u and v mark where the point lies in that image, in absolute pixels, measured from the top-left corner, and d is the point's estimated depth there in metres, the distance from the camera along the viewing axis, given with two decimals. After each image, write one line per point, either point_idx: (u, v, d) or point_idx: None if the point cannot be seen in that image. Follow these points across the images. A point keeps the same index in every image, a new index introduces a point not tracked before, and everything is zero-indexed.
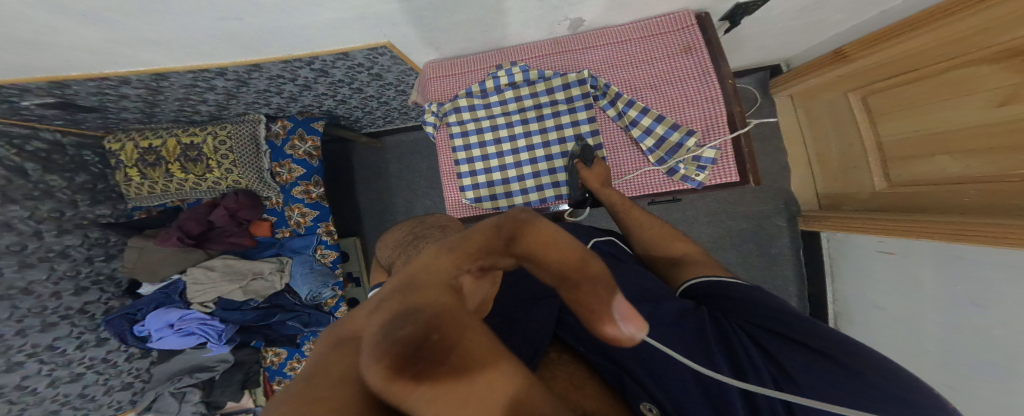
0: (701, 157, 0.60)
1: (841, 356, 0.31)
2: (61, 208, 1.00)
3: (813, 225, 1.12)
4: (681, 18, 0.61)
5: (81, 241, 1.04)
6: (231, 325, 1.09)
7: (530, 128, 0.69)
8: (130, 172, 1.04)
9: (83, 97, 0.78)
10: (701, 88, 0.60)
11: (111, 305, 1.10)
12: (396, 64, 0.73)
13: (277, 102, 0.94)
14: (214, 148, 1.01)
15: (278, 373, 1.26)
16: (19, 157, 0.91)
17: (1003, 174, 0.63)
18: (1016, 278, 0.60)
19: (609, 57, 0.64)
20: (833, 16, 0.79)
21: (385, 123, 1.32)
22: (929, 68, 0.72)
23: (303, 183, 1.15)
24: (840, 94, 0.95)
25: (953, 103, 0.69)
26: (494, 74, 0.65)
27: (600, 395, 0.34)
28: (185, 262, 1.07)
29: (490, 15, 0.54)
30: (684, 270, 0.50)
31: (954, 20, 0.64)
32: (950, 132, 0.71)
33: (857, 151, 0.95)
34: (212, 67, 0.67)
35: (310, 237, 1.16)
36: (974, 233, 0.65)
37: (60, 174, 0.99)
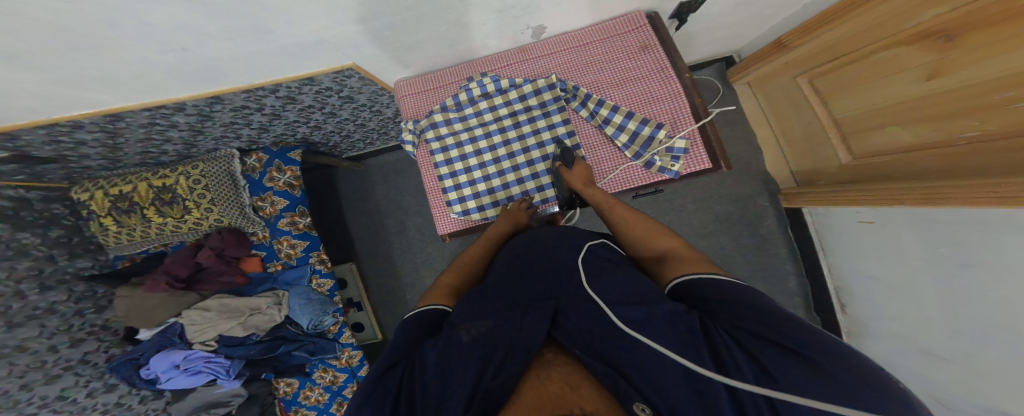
0: (673, 147, 0.60)
1: (832, 366, 0.26)
2: (39, 265, 0.95)
3: (796, 202, 1.13)
4: (634, 19, 0.64)
5: (68, 295, 1.01)
6: (237, 361, 1.07)
7: (508, 136, 0.69)
8: (106, 221, 1.00)
9: (38, 148, 0.77)
10: (663, 84, 0.62)
11: (111, 353, 1.09)
12: (366, 85, 0.73)
13: (247, 133, 0.93)
14: (190, 188, 0.99)
15: (294, 403, 1.24)
16: None
17: (948, 138, 0.66)
18: (994, 235, 0.62)
19: (574, 59, 0.65)
20: (764, 11, 0.83)
21: (365, 146, 1.32)
22: (859, 52, 0.76)
23: (288, 214, 1.14)
24: (790, 79, 0.99)
25: (885, 81, 0.73)
26: (466, 86, 0.65)
27: (594, 395, 0.32)
28: (178, 305, 1.06)
29: (453, 30, 0.54)
30: (672, 267, 0.46)
31: (873, 7, 0.69)
32: (891, 106, 0.74)
33: (817, 129, 0.97)
34: (167, 103, 0.66)
35: (304, 268, 1.15)
36: (942, 197, 0.67)
37: (33, 231, 0.94)
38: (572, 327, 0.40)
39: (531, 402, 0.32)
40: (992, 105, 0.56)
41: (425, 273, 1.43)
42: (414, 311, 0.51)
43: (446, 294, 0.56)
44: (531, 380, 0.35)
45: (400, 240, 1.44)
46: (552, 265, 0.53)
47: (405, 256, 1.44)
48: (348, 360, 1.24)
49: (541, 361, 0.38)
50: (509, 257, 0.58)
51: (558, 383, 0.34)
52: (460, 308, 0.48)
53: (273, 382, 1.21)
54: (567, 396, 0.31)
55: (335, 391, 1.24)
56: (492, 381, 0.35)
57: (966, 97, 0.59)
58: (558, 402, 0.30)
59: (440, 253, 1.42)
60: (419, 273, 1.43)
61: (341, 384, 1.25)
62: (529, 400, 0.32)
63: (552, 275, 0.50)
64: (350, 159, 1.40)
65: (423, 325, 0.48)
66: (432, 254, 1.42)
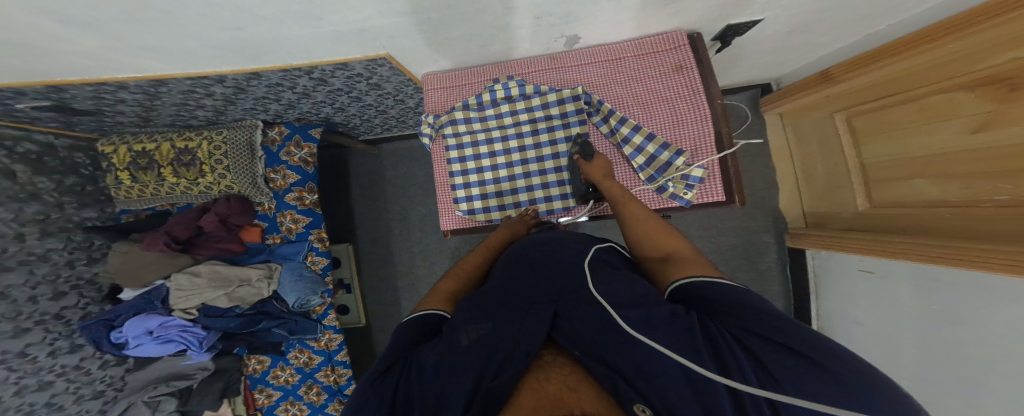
0: (689, 176, 0.61)
1: (823, 361, 0.28)
2: (47, 211, 1.00)
3: (798, 242, 1.17)
4: (674, 38, 0.62)
5: (64, 244, 1.03)
6: (214, 331, 1.09)
7: (525, 142, 0.71)
8: (122, 175, 1.05)
9: (81, 101, 0.78)
10: (693, 107, 0.61)
11: (89, 309, 1.08)
12: (395, 75, 0.74)
13: (274, 109, 0.95)
14: (209, 153, 1.00)
15: (260, 382, 1.25)
16: (10, 158, 0.92)
17: (976, 198, 0.64)
18: (985, 295, 0.63)
19: (605, 74, 0.65)
20: (819, 38, 0.80)
21: (383, 131, 1.32)
22: (910, 92, 0.72)
23: (297, 189, 1.14)
24: (826, 115, 0.98)
25: (931, 127, 0.70)
26: (491, 87, 0.66)
27: (596, 396, 0.33)
28: (170, 267, 1.06)
29: (490, 32, 0.55)
30: (675, 269, 0.48)
31: (936, 46, 0.63)
32: (927, 156, 0.72)
33: (841, 171, 0.97)
34: (210, 74, 0.67)
35: (301, 244, 1.14)
36: (955, 256, 0.66)
37: (49, 176, 1.00)
38: (572, 329, 0.41)
39: (532, 401, 0.32)
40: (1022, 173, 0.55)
41: (420, 263, 1.45)
42: (412, 315, 0.52)
43: (444, 299, 0.56)
44: (530, 381, 0.35)
45: (401, 228, 1.45)
46: (563, 269, 0.52)
47: (403, 244, 1.46)
48: (326, 343, 1.22)
49: (539, 362, 0.38)
50: (508, 260, 0.58)
51: (558, 384, 0.34)
52: (458, 313, 0.48)
53: (243, 359, 1.21)
54: (565, 397, 0.31)
55: (306, 373, 1.23)
56: (491, 381, 0.35)
57: (995, 154, 0.58)
58: (556, 402, 0.30)
59: (437, 246, 1.43)
60: (414, 263, 1.45)
61: (314, 367, 1.23)
62: (529, 402, 0.32)
63: (548, 280, 0.50)
64: (365, 141, 1.41)
65: (421, 327, 0.49)
66: (430, 245, 1.44)
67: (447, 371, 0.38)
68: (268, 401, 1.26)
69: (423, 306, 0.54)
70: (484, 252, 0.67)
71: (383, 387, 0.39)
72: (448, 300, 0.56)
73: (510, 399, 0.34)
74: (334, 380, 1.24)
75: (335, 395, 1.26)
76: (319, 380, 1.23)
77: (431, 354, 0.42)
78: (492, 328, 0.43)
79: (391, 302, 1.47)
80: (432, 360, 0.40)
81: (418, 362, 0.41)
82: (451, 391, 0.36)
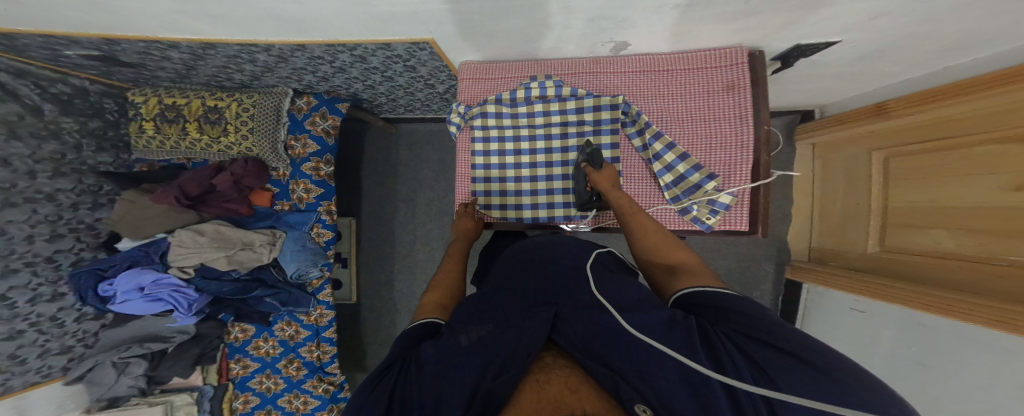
0: (716, 201, 0.64)
1: (820, 362, 0.30)
2: (63, 151, 1.01)
3: (798, 275, 1.19)
4: (732, 54, 0.63)
5: (74, 186, 1.04)
6: (206, 295, 1.09)
7: (552, 144, 0.72)
8: (146, 124, 1.07)
9: (126, 54, 0.81)
10: (737, 129, 0.63)
11: (81, 256, 1.07)
12: (433, 60, 0.76)
13: (308, 80, 0.97)
14: (236, 114, 1.02)
15: (238, 351, 1.23)
16: (40, 97, 0.95)
17: (993, 255, 0.64)
18: (965, 345, 0.65)
19: (650, 85, 0.67)
20: (888, 67, 0.81)
21: (405, 111, 1.34)
22: (962, 138, 0.71)
23: (315, 159, 1.16)
24: (864, 151, 1.00)
25: (972, 179, 0.68)
26: (526, 85, 0.68)
27: (595, 397, 0.34)
28: (175, 222, 1.06)
29: (534, 28, 0.57)
30: (679, 279, 0.50)
31: (999, 92, 0.61)
32: (961, 207, 0.70)
33: (861, 211, 0.99)
34: (262, 43, 0.69)
35: (310, 214, 1.16)
36: (958, 308, 0.65)
37: (75, 118, 1.03)
38: (571, 332, 0.42)
39: (533, 402, 0.33)
40: None
41: (420, 248, 1.45)
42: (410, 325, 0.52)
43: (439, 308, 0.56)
44: (531, 381, 0.37)
45: (407, 210, 1.46)
46: (561, 275, 0.54)
47: (407, 227, 1.46)
48: (317, 318, 1.22)
49: (540, 365, 0.40)
50: (509, 261, 0.62)
51: (558, 385, 0.35)
52: (454, 316, 0.51)
53: (227, 326, 1.20)
54: (565, 398, 0.32)
55: (289, 347, 1.22)
56: (493, 381, 0.36)
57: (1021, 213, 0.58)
58: (556, 404, 0.31)
59: (440, 233, 1.44)
60: (415, 247, 1.46)
61: (298, 341, 1.22)
62: (529, 403, 0.33)
63: (548, 284, 0.52)
64: (385, 119, 1.42)
65: (422, 332, 0.50)
66: (432, 231, 1.45)
67: (447, 371, 0.39)
68: (243, 373, 1.23)
69: (417, 318, 0.54)
70: (454, 262, 0.68)
71: (379, 393, 0.39)
72: (441, 310, 0.56)
73: (511, 400, 0.35)
74: (317, 356, 1.23)
75: (315, 372, 1.23)
76: (302, 355, 1.22)
77: (432, 354, 0.42)
78: (489, 330, 0.45)
79: (385, 284, 1.48)
80: (433, 358, 0.41)
81: (417, 361, 0.42)
82: (450, 391, 0.36)
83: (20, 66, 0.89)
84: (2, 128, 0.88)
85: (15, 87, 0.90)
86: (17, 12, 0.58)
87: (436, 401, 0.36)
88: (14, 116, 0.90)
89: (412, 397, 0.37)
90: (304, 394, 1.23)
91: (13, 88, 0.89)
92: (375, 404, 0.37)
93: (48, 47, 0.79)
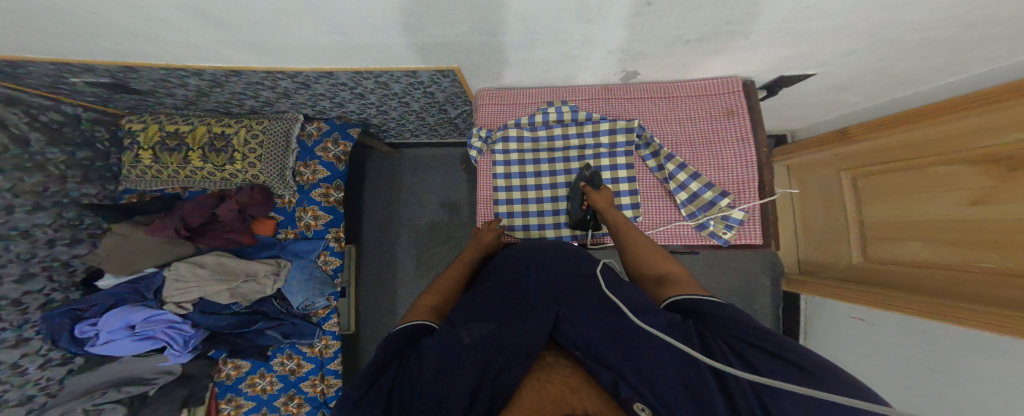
0: (729, 217, 0.67)
1: (813, 370, 0.34)
2: (47, 183, 0.97)
3: (795, 287, 1.22)
4: (730, 84, 0.69)
5: (52, 220, 0.98)
6: (202, 331, 1.04)
7: (570, 166, 0.75)
8: (142, 154, 1.04)
9: (140, 81, 0.84)
10: (739, 151, 0.67)
11: (51, 297, 0.98)
12: (452, 87, 0.79)
13: (324, 105, 0.98)
14: (245, 141, 1.02)
15: (230, 390, 1.14)
16: (29, 126, 0.93)
17: (965, 263, 0.69)
18: (968, 351, 0.67)
19: (658, 110, 0.71)
20: (848, 98, 0.86)
21: (411, 136, 1.36)
22: (916, 161, 0.78)
23: (325, 185, 1.15)
24: (834, 173, 1.03)
25: (932, 195, 0.75)
26: (544, 110, 0.72)
27: (596, 396, 0.37)
28: (169, 255, 1.02)
29: (556, 58, 0.61)
30: (669, 288, 0.53)
31: (946, 120, 0.66)
32: (930, 223, 0.76)
33: (841, 226, 1.02)
34: (289, 70, 0.73)
35: (318, 242, 1.14)
36: (963, 316, 0.65)
37: (62, 148, 1.00)
38: (574, 333, 0.45)
39: (534, 400, 0.35)
40: (1005, 243, 0.61)
41: (424, 272, 1.43)
42: (400, 324, 0.54)
43: (431, 311, 0.57)
44: (531, 382, 0.39)
45: (410, 235, 1.45)
46: (566, 275, 0.55)
47: (410, 252, 1.44)
48: (321, 349, 1.16)
49: (541, 364, 0.43)
50: (506, 265, 0.60)
51: (560, 384, 0.38)
52: (454, 311, 0.52)
53: (218, 364, 1.14)
54: (566, 398, 0.35)
55: (290, 382, 1.15)
56: (497, 378, 0.39)
57: (988, 225, 0.64)
58: (556, 401, 0.34)
59: (444, 256, 1.43)
60: (418, 272, 1.43)
61: (301, 376, 1.16)
62: (531, 400, 0.36)
63: (550, 284, 0.53)
64: (388, 144, 1.43)
65: (410, 336, 0.51)
66: (436, 255, 1.43)
67: (448, 369, 0.41)
68: (235, 413, 1.14)
69: (407, 319, 0.55)
70: (460, 266, 0.71)
71: (377, 394, 0.40)
72: (433, 313, 0.57)
73: (511, 399, 0.37)
74: (320, 391, 1.17)
75: (318, 407, 1.16)
76: (304, 391, 1.15)
77: (434, 348, 0.44)
78: (494, 329, 0.46)
79: (386, 311, 1.43)
80: (436, 351, 0.43)
81: (419, 355, 0.44)
82: (453, 389, 0.39)
83: (10, 94, 0.89)
84: None
85: (3, 116, 0.89)
86: (33, 32, 0.59)
87: (438, 398, 0.38)
88: None
89: (411, 390, 0.39)
90: None
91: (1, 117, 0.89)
92: (374, 402, 0.39)
93: (54, 75, 0.80)
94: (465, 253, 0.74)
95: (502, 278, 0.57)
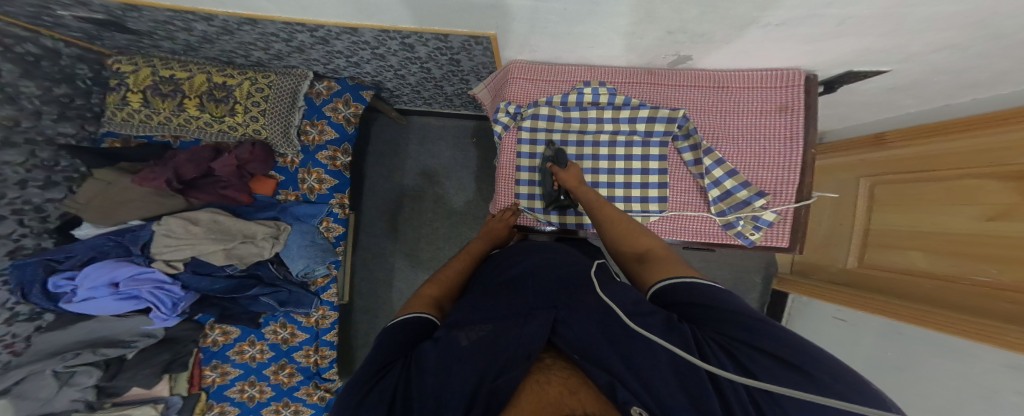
0: (760, 218, 0.69)
1: (814, 372, 0.33)
2: (18, 117, 0.90)
3: (784, 285, 1.28)
4: (792, 76, 0.66)
5: (24, 159, 0.91)
6: (192, 293, 0.99)
7: (600, 151, 0.74)
8: (132, 97, 0.98)
9: (139, 21, 0.79)
10: (785, 151, 0.67)
11: (21, 244, 0.91)
12: (483, 56, 0.77)
13: (338, 64, 0.94)
14: (249, 94, 0.97)
15: (215, 357, 1.12)
16: (2, 56, 0.86)
17: (959, 275, 0.71)
18: (928, 351, 0.73)
19: (709, 100, 0.70)
20: (902, 102, 0.82)
21: (423, 104, 1.30)
22: (948, 171, 0.76)
23: (332, 148, 1.12)
24: (853, 177, 1.04)
25: (953, 208, 0.75)
26: (581, 90, 0.71)
27: (595, 398, 0.34)
28: (161, 207, 0.97)
29: (605, 35, 0.59)
30: (650, 268, 0.54)
31: (999, 131, 0.64)
32: (938, 232, 0.77)
33: (844, 231, 1.05)
34: (312, 23, 0.70)
35: (321, 207, 1.11)
36: (931, 319, 0.72)
37: (38, 82, 0.94)
38: (571, 334, 0.43)
39: (530, 402, 0.33)
40: (1006, 259, 0.62)
41: (424, 246, 1.41)
42: (393, 320, 0.53)
43: (429, 303, 0.57)
44: (531, 382, 0.37)
45: (413, 206, 1.42)
46: (561, 281, 0.56)
47: (411, 224, 1.42)
48: (317, 320, 1.15)
49: (540, 365, 0.40)
50: (540, 262, 0.62)
51: (558, 387, 0.35)
52: (453, 316, 0.53)
53: (207, 328, 1.11)
54: (565, 400, 0.32)
55: (282, 351, 1.13)
56: (493, 382, 0.37)
57: (999, 241, 0.64)
58: (557, 404, 0.31)
59: (446, 231, 1.41)
60: (418, 245, 1.41)
61: (294, 346, 1.14)
62: (528, 404, 0.33)
63: (549, 287, 0.53)
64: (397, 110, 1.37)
65: (405, 331, 0.50)
66: (438, 230, 1.41)
67: (448, 372, 0.40)
68: (222, 380, 1.12)
69: (407, 310, 0.55)
70: (465, 259, 0.72)
71: (382, 391, 0.41)
72: (432, 305, 0.57)
73: (510, 401, 0.35)
74: (314, 361, 1.16)
75: (311, 378, 1.16)
76: (295, 360, 1.15)
77: (431, 355, 0.43)
78: (491, 332, 0.45)
79: (382, 282, 1.42)
80: (431, 358, 0.42)
81: (416, 361, 0.43)
82: (452, 389, 0.38)
83: None
84: None
85: None
86: None
87: (436, 398, 0.38)
88: None
89: (413, 401, 0.38)
90: (295, 402, 1.15)
91: None
92: (376, 405, 0.39)
93: (39, 5, 0.77)
94: (471, 245, 0.75)
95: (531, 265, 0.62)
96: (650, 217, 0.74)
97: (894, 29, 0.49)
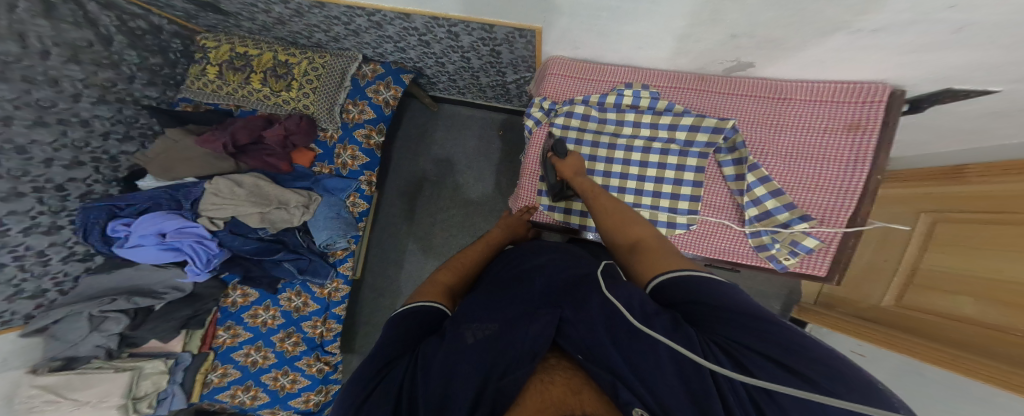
0: (798, 243, 0.66)
1: (818, 374, 0.29)
2: (115, 80, 1.03)
3: (804, 315, 1.21)
4: (873, 91, 0.60)
5: (112, 114, 1.03)
6: (226, 251, 1.07)
7: (631, 155, 0.74)
8: (210, 69, 1.10)
9: (230, 2, 0.91)
10: (842, 173, 0.64)
11: (92, 189, 1.01)
12: (523, 49, 0.80)
13: (386, 48, 1.01)
14: (305, 72, 1.06)
15: (230, 318, 1.16)
16: (115, 29, 1.01)
17: (1015, 324, 0.61)
18: (965, 402, 0.67)
19: (762, 112, 0.68)
20: (970, 133, 0.76)
21: (457, 92, 1.36)
22: (1012, 214, 0.67)
23: (368, 127, 1.17)
24: (911, 213, 0.94)
25: (1011, 253, 0.65)
26: (620, 91, 0.72)
27: (601, 402, 0.33)
28: (213, 168, 1.06)
29: (659, 34, 0.61)
30: (639, 257, 0.52)
31: None
32: (995, 281, 0.67)
33: (886, 267, 0.97)
34: (371, 7, 0.76)
35: (351, 182, 1.16)
36: (959, 364, 0.67)
37: (139, 52, 1.08)
38: (574, 334, 0.41)
39: (536, 402, 0.32)
40: None
41: (438, 231, 1.43)
42: (406, 307, 0.53)
43: (441, 292, 0.57)
44: (536, 382, 0.37)
45: (434, 191, 1.46)
46: (571, 280, 0.52)
47: (428, 209, 1.45)
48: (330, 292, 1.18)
49: (545, 365, 0.40)
50: (559, 256, 0.61)
51: (561, 387, 0.35)
52: (461, 308, 0.52)
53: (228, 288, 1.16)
54: (568, 400, 0.31)
55: (292, 319, 1.16)
56: (499, 381, 0.37)
57: None
58: (560, 404, 0.31)
59: (461, 219, 1.43)
60: (433, 229, 1.44)
61: (303, 316, 1.17)
62: (533, 403, 0.33)
63: (549, 283, 0.52)
64: (431, 97, 1.44)
65: (414, 321, 0.49)
66: (454, 217, 1.43)
67: (450, 365, 0.39)
68: (231, 342, 1.15)
69: (417, 299, 0.54)
70: (482, 246, 0.73)
71: (391, 384, 0.40)
72: (443, 296, 0.57)
73: (516, 399, 0.35)
74: (319, 333, 1.17)
75: (313, 349, 1.17)
76: (303, 330, 1.16)
77: (435, 348, 0.43)
78: (499, 328, 0.44)
79: (394, 262, 1.44)
80: (433, 354, 0.41)
81: (421, 356, 0.42)
82: (457, 387, 0.37)
83: None
84: (66, 50, 0.92)
85: (96, 17, 0.97)
86: None
87: (442, 391, 0.37)
88: (83, 42, 0.95)
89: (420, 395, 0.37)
90: (294, 372, 1.15)
91: (94, 17, 0.96)
92: (384, 400, 0.37)
93: None
94: (491, 233, 0.76)
95: (542, 259, 0.60)
96: (676, 229, 0.72)
97: (965, 53, 0.47)
